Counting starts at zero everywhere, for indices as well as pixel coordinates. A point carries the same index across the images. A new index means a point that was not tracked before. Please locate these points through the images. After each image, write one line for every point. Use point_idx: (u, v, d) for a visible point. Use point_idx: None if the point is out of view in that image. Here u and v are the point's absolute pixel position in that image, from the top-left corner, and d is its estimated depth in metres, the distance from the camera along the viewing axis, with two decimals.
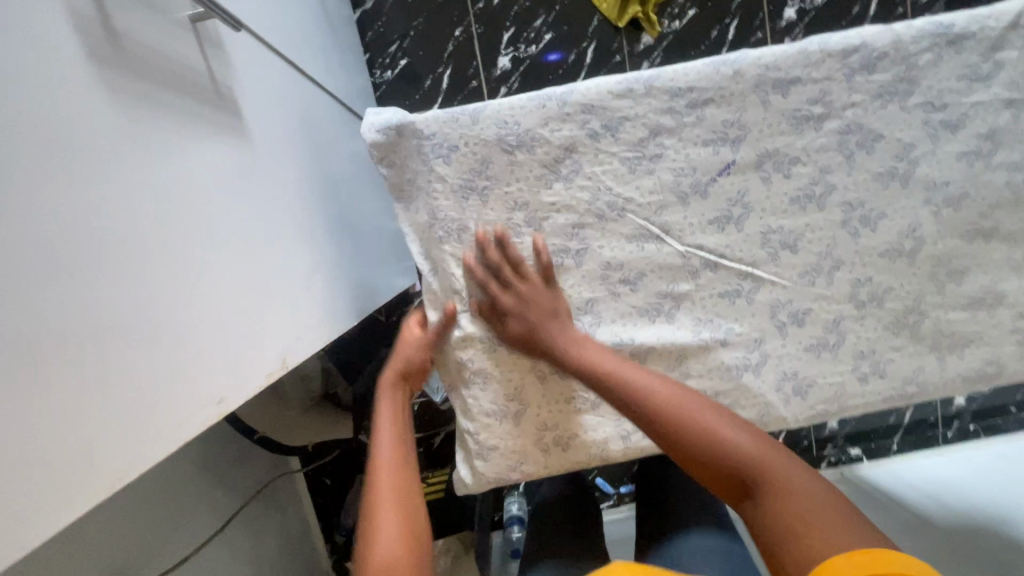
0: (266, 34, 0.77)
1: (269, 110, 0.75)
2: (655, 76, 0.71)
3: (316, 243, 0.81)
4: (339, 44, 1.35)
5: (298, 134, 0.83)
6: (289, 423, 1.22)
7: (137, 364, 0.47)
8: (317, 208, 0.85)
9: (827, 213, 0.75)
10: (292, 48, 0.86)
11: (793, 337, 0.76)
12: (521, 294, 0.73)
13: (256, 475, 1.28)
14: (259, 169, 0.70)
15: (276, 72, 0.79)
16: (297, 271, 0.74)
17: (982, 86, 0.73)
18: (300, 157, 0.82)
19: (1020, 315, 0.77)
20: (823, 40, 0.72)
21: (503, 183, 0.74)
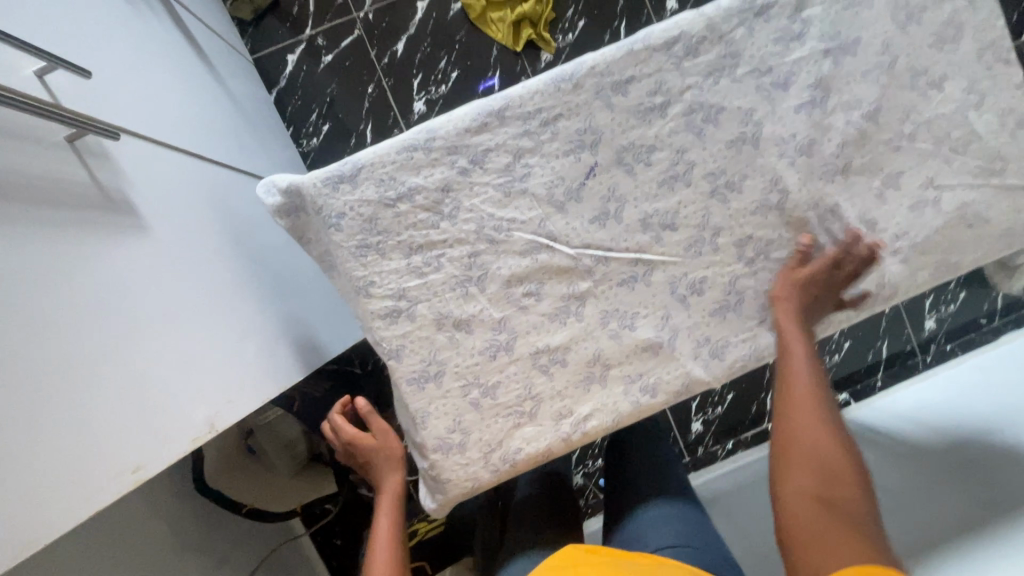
0: (158, 132, 0.82)
1: (172, 201, 0.79)
2: (506, 103, 0.78)
3: (243, 311, 0.85)
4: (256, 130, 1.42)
5: (208, 214, 0.87)
6: (281, 487, 1.29)
7: (40, 448, 0.53)
8: (242, 280, 0.89)
9: (694, 187, 0.81)
10: (191, 141, 0.90)
11: (696, 307, 0.81)
12: (791, 287, 0.79)
13: (258, 547, 1.30)
14: (167, 256, 0.74)
15: (176, 165, 0.83)
16: (224, 341, 0.78)
17: (798, 44, 0.80)
18: (213, 235, 0.86)
19: (896, 236, 0.82)
20: (646, 35, 0.78)
21: (395, 234, 0.79)
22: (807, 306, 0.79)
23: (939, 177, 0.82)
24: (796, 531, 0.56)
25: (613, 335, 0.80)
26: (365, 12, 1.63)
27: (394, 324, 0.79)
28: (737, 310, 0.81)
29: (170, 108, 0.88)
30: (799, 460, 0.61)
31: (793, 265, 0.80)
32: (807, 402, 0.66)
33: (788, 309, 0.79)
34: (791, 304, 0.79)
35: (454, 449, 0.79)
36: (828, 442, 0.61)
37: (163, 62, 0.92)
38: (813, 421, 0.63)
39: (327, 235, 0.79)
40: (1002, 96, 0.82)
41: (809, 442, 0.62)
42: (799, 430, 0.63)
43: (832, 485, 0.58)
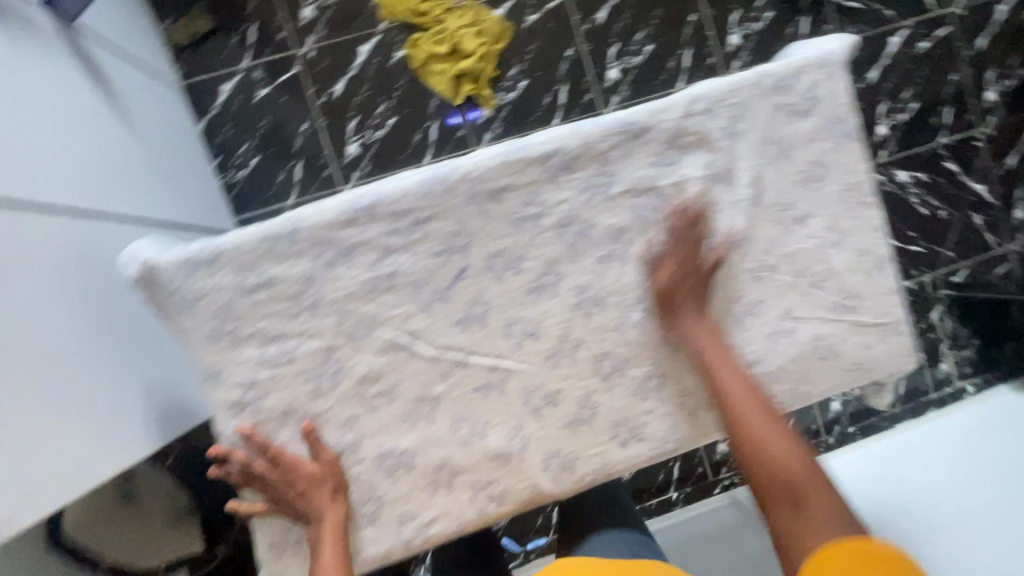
0: (14, 190, 0.77)
1: (22, 276, 0.74)
2: (376, 200, 0.77)
3: (74, 387, 0.77)
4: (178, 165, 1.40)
5: (58, 276, 0.81)
6: (153, 539, 1.13)
7: None
8: (86, 351, 0.82)
9: (560, 299, 0.81)
10: (64, 198, 0.87)
11: (549, 417, 0.82)
12: (679, 269, 0.82)
13: None
14: (2, 343, 0.69)
15: (33, 230, 0.79)
16: (37, 428, 0.70)
17: (673, 169, 0.81)
18: (56, 300, 0.79)
19: (751, 362, 0.85)
20: (523, 146, 0.79)
21: (251, 323, 0.77)
22: (704, 305, 0.83)
23: (797, 309, 0.86)
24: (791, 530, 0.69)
25: (463, 441, 0.81)
26: (306, 49, 1.61)
27: (242, 415, 0.78)
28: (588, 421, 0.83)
29: (37, 161, 0.84)
30: (759, 467, 0.73)
31: (670, 260, 0.81)
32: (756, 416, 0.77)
33: (693, 306, 0.82)
34: (690, 307, 0.82)
35: (290, 545, 0.81)
36: (776, 435, 0.74)
37: (42, 110, 0.89)
38: (759, 418, 0.76)
39: (179, 318, 0.76)
40: (860, 236, 0.86)
41: (767, 449, 0.73)
42: (759, 437, 0.75)
43: (793, 487, 0.70)
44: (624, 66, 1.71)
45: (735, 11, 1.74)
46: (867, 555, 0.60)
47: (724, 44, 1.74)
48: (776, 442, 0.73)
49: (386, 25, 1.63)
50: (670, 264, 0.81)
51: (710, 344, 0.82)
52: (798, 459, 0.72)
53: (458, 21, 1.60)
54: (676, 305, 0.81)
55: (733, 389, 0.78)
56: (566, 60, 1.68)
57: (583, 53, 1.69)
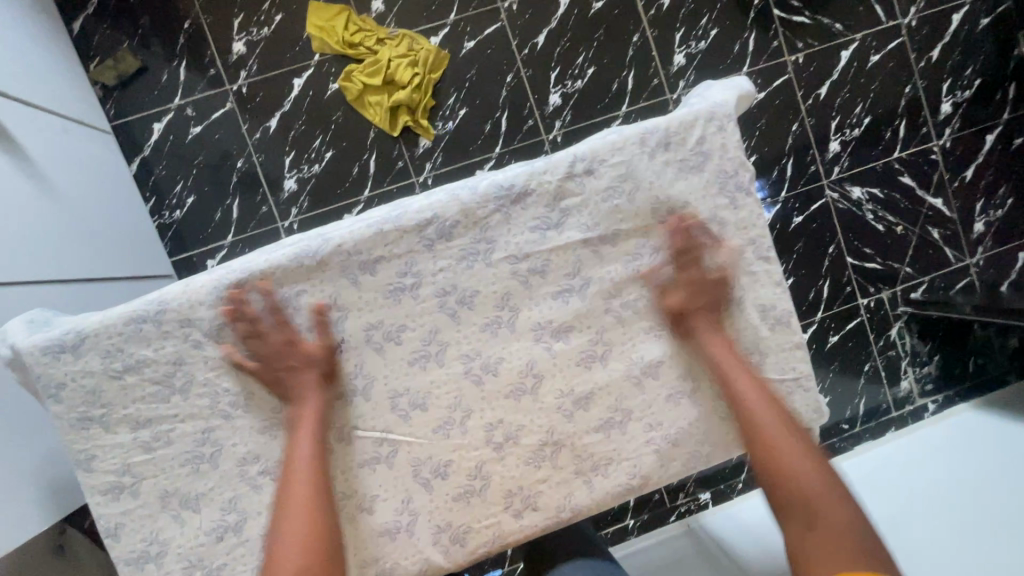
0: None
1: None
2: (244, 277, 0.75)
3: None
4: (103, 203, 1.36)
5: None
6: None
7: None
8: None
9: (446, 368, 0.78)
10: None
11: (439, 491, 0.79)
12: (693, 284, 0.80)
13: None
14: None
15: None
16: None
17: (556, 233, 0.79)
18: None
19: (650, 426, 0.81)
20: (398, 214, 0.76)
21: (120, 407, 0.75)
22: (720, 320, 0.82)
23: (698, 369, 0.82)
24: (814, 540, 0.66)
25: (349, 519, 0.78)
26: (238, 84, 1.59)
27: (115, 499, 0.75)
28: (480, 494, 0.79)
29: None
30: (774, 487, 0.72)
31: (682, 268, 0.80)
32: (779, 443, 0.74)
33: (705, 321, 0.81)
34: (705, 316, 0.81)
35: None
36: (796, 454, 0.73)
37: None
38: (781, 441, 0.74)
39: (45, 403, 0.74)
40: (762, 290, 0.83)
41: (784, 476, 0.71)
42: (776, 461, 0.72)
43: (808, 506, 0.68)
44: (566, 90, 1.67)
45: (679, 30, 1.70)
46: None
47: (668, 64, 1.71)
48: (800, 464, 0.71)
49: (320, 57, 1.60)
50: (680, 290, 0.80)
51: (729, 364, 0.80)
52: (816, 477, 0.70)
53: (393, 52, 1.58)
54: (280, 372, 0.75)
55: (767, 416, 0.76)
56: (506, 87, 1.65)
57: (524, 79, 1.66)
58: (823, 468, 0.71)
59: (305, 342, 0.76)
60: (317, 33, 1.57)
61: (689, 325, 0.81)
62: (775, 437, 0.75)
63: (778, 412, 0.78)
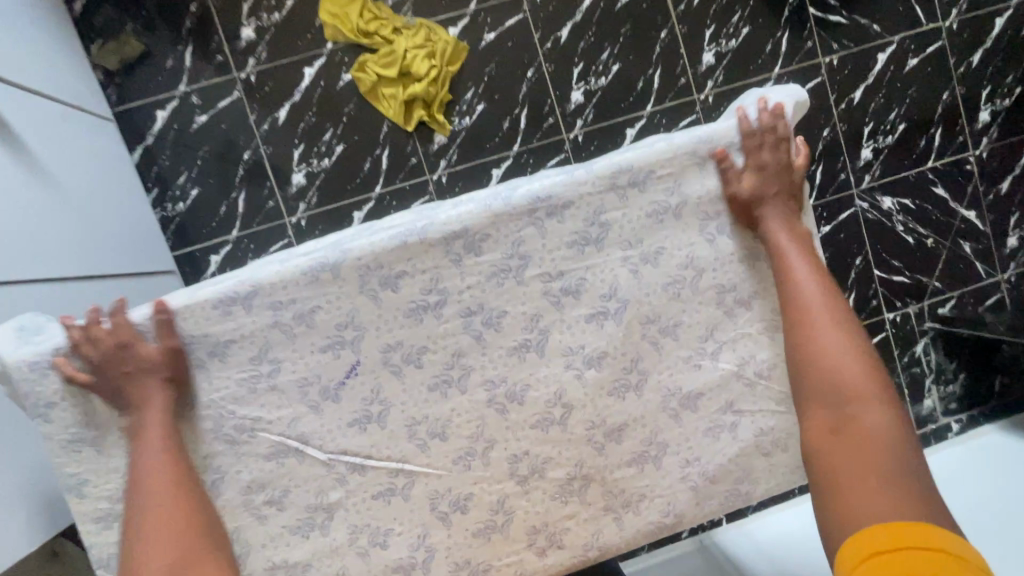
0: None
1: None
2: (254, 289, 0.68)
3: None
4: (102, 192, 1.29)
5: None
6: None
7: None
8: None
9: (469, 395, 0.72)
10: None
11: (457, 526, 0.73)
12: (762, 162, 0.73)
13: None
14: None
15: None
16: None
17: (593, 249, 0.72)
18: None
19: (687, 462, 0.75)
20: (424, 225, 0.70)
21: (117, 428, 0.69)
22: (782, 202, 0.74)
23: (741, 401, 0.76)
24: (826, 440, 0.63)
25: (361, 553, 0.72)
26: (246, 72, 1.51)
27: (110, 527, 0.69)
28: (501, 529, 0.74)
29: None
30: (814, 380, 0.67)
31: (753, 142, 0.73)
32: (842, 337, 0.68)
33: (778, 207, 0.73)
34: (774, 206, 0.73)
35: None
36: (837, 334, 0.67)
37: None
38: (823, 328, 0.68)
39: (34, 423, 0.68)
40: None
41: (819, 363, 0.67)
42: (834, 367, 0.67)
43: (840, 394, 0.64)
44: (589, 87, 1.60)
45: (709, 27, 1.62)
46: (891, 531, 0.50)
47: (696, 63, 1.63)
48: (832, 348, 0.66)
49: (332, 46, 1.52)
50: (750, 174, 0.73)
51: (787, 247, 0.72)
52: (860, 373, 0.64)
53: (409, 42, 1.50)
54: (119, 378, 0.67)
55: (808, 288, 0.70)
56: (526, 83, 1.58)
57: (545, 75, 1.58)
58: (867, 359, 0.65)
59: (144, 347, 0.67)
60: (330, 19, 1.49)
61: (756, 206, 0.73)
62: (820, 326, 0.68)
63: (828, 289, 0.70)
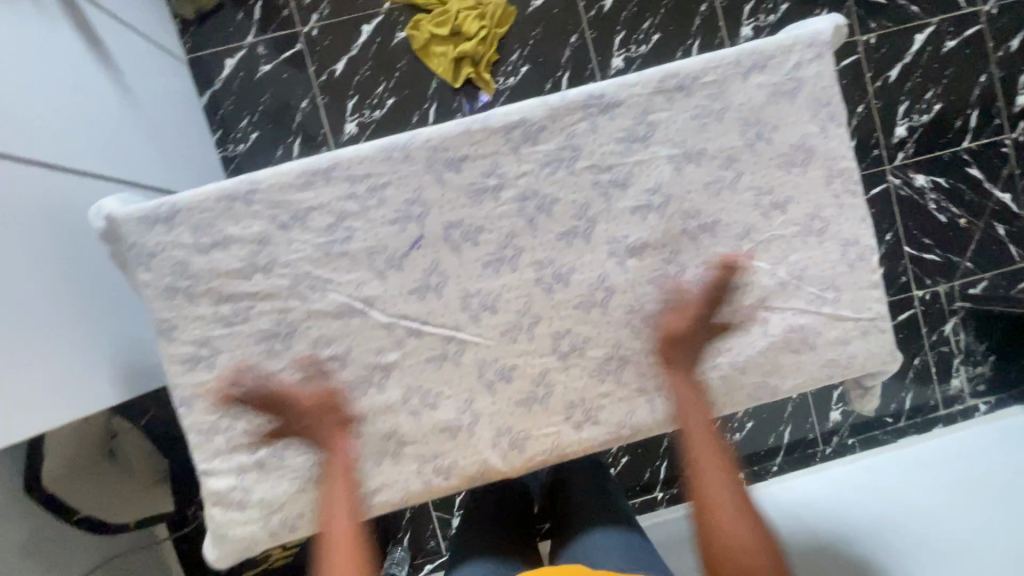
0: (21, 143, 0.84)
1: (24, 226, 0.81)
2: (334, 163, 0.76)
3: (57, 330, 0.81)
4: (177, 123, 1.40)
5: (47, 230, 0.86)
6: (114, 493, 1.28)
7: None
8: (71, 298, 0.86)
9: (520, 274, 0.79)
10: (54, 151, 0.91)
11: (502, 394, 0.79)
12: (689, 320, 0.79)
13: (97, 552, 1.28)
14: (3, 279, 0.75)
15: (31, 185, 0.85)
16: (27, 356, 0.75)
17: (640, 146, 0.79)
18: (44, 252, 0.84)
19: (719, 351, 0.80)
20: (487, 115, 0.77)
21: (205, 280, 0.76)
22: (694, 360, 0.80)
23: (774, 299, 0.81)
24: None
25: (413, 412, 0.79)
26: (309, 27, 1.63)
27: (193, 370, 0.77)
28: (540, 403, 0.80)
29: (25, 113, 0.87)
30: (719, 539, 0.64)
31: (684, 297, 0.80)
32: (711, 474, 0.68)
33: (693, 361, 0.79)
34: (684, 362, 0.79)
35: (234, 505, 0.78)
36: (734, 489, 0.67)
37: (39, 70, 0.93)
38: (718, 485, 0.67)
39: (135, 272, 0.77)
40: (845, 225, 0.81)
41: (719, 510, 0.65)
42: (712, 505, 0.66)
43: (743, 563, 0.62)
44: (630, 55, 1.67)
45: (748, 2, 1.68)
46: None
47: (735, 37, 1.69)
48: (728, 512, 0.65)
49: (389, 5, 1.62)
50: (682, 318, 0.79)
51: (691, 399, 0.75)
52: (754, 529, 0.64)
53: (461, 3, 1.59)
54: (302, 432, 0.77)
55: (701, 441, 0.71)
56: (569, 48, 1.66)
57: (588, 41, 1.66)
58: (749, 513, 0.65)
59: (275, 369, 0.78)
60: None
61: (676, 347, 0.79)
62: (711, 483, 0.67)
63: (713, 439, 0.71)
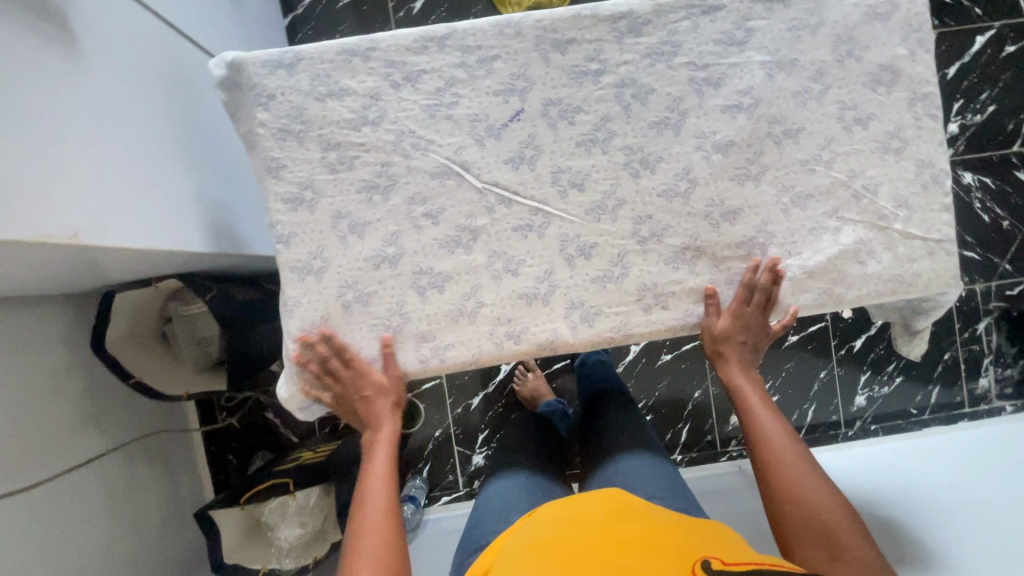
0: (160, 3, 0.93)
1: (164, 78, 0.91)
2: (449, 32, 0.82)
3: (179, 170, 0.90)
4: (268, 33, 1.47)
5: (178, 83, 0.94)
6: (167, 370, 1.32)
7: None
8: (194, 149, 0.96)
9: (609, 156, 0.83)
10: (178, 14, 0.98)
11: (580, 269, 0.83)
12: (744, 316, 0.84)
13: (139, 423, 1.36)
14: (142, 112, 0.84)
15: (169, 44, 0.94)
16: (156, 182, 0.84)
17: (736, 50, 0.83)
18: (173, 101, 0.92)
19: (790, 254, 0.84)
20: (597, 4, 0.82)
21: (317, 127, 0.82)
22: (748, 361, 0.85)
23: (846, 210, 0.84)
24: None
25: (494, 276, 0.82)
26: None
27: (294, 210, 0.82)
28: (601, 286, 0.83)
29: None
30: (797, 519, 0.70)
31: (749, 294, 0.83)
32: (789, 460, 0.75)
33: (738, 359, 0.85)
34: (735, 360, 0.85)
35: (315, 343, 0.82)
36: (818, 484, 0.72)
37: None
38: (798, 469, 0.74)
39: (253, 113, 0.82)
40: (922, 147, 0.84)
41: (792, 490, 0.72)
42: (794, 486, 0.72)
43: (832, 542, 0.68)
44: None
45: None
46: None
47: None
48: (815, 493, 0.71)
49: None
50: (728, 317, 0.83)
51: (753, 399, 0.82)
52: (834, 508, 0.70)
53: None
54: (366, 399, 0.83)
55: (772, 427, 0.78)
56: None
57: None
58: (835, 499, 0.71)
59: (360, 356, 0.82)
60: None
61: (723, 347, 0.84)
62: (793, 468, 0.74)
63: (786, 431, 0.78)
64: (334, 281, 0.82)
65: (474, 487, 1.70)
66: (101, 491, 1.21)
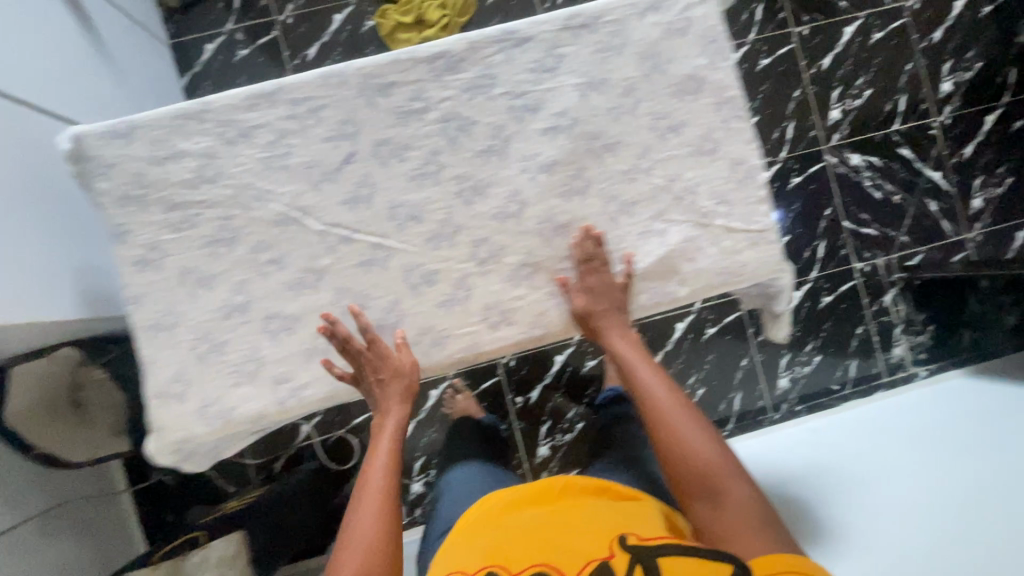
0: (19, 80, 0.96)
1: (20, 151, 0.93)
2: (277, 88, 0.86)
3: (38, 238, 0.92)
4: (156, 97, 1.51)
5: (34, 157, 0.97)
6: (76, 434, 1.24)
7: None
8: (56, 220, 0.99)
9: (441, 187, 0.88)
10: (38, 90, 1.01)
11: (425, 296, 0.87)
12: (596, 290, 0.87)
13: (62, 488, 1.35)
14: None
15: (25, 118, 0.96)
16: (17, 250, 0.86)
17: (549, 76, 0.89)
18: (30, 174, 0.95)
19: (622, 259, 0.89)
20: (413, 47, 0.87)
21: (158, 190, 0.85)
22: (620, 318, 0.89)
23: (671, 213, 0.90)
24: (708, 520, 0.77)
25: (343, 312, 0.86)
26: (285, 16, 1.76)
27: (142, 271, 0.85)
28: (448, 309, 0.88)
29: (10, 49, 0.95)
30: (681, 469, 0.79)
31: (585, 270, 0.87)
32: (661, 412, 0.82)
33: (611, 322, 0.89)
34: (612, 324, 0.89)
35: (174, 397, 0.85)
36: (690, 430, 0.80)
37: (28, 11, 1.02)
38: (673, 419, 0.81)
39: (93, 183, 0.85)
40: (733, 146, 0.90)
41: (667, 439, 0.81)
42: (673, 439, 0.80)
43: (710, 484, 0.77)
44: None
45: None
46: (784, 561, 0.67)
47: None
48: (691, 442, 0.79)
49: None
50: (582, 294, 0.87)
51: (628, 354, 0.87)
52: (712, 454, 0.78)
53: None
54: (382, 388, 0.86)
55: (646, 380, 0.85)
56: None
57: None
58: (710, 440, 0.80)
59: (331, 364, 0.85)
60: None
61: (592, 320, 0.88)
62: (670, 419, 0.81)
63: (663, 379, 0.85)
64: (188, 334, 0.85)
65: (415, 514, 1.71)
66: (26, 560, 1.18)
